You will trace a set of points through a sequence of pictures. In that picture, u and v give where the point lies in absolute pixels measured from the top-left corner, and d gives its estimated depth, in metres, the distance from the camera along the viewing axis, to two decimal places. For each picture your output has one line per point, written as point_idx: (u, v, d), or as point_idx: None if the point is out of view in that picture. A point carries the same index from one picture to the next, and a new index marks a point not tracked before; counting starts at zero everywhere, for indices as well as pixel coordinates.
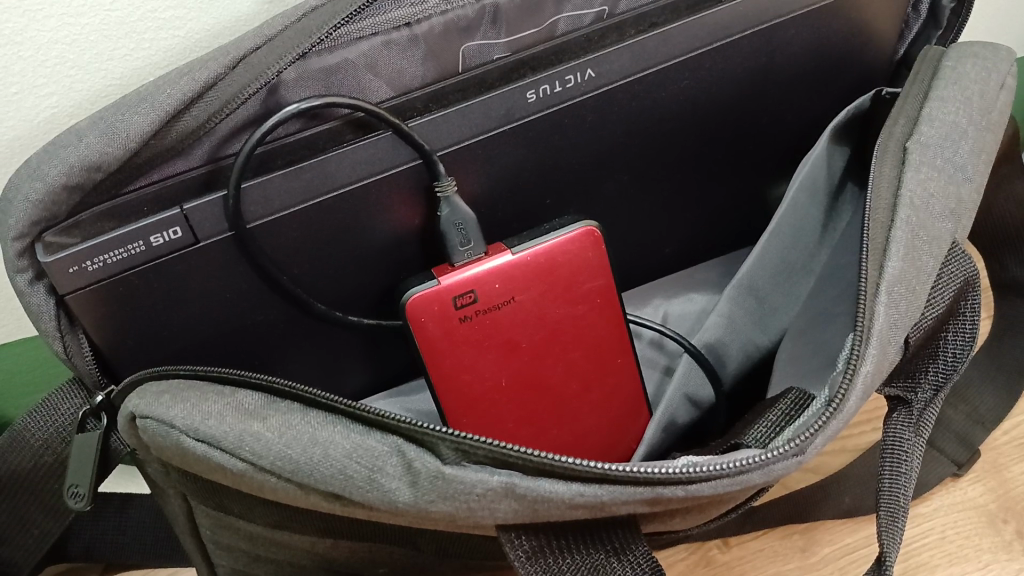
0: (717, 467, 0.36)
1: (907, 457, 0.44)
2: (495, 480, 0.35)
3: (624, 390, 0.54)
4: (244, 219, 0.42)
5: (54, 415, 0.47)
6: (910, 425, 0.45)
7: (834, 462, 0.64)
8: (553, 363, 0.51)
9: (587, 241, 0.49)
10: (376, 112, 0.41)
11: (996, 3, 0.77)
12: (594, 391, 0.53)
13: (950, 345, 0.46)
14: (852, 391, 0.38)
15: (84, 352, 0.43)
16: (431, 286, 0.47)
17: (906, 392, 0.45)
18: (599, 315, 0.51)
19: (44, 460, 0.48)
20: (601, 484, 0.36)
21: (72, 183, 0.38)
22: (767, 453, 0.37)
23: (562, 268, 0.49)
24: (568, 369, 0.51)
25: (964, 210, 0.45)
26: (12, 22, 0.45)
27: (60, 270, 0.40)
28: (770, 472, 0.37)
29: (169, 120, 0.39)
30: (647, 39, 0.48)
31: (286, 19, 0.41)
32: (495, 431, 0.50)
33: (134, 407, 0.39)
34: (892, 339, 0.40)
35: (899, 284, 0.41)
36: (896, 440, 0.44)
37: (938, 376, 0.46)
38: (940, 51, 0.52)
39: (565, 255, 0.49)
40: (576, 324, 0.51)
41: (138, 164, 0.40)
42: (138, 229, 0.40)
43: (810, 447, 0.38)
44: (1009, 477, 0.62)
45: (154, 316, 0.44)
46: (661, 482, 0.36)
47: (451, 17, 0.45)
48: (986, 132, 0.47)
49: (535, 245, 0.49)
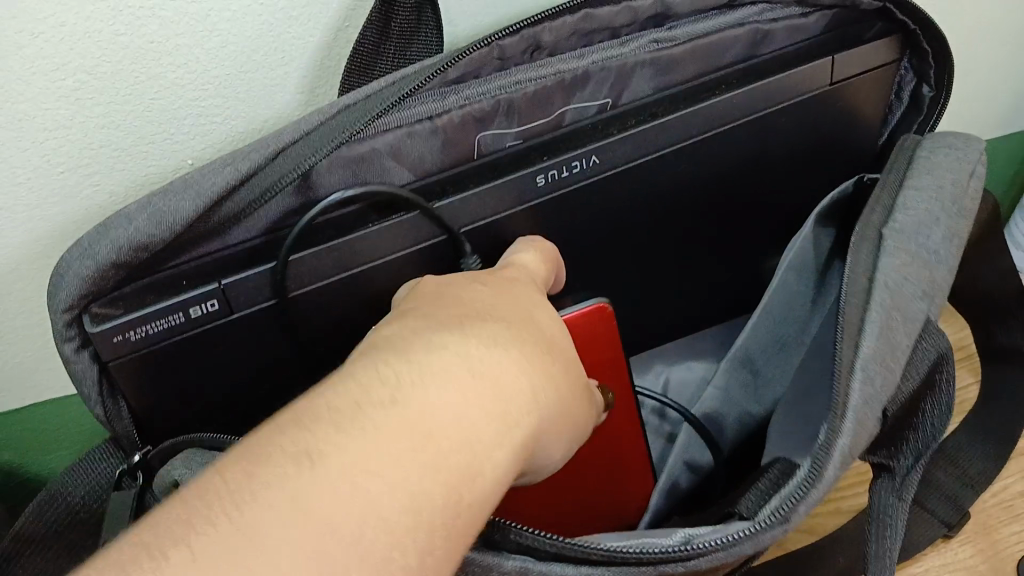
0: (713, 542, 0.40)
1: (892, 522, 0.48)
2: (511, 564, 0.40)
3: (630, 454, 0.57)
4: (287, 289, 0.46)
5: (93, 474, 0.51)
6: (893, 492, 0.49)
7: (830, 523, 0.68)
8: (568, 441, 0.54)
9: (597, 315, 0.51)
10: (408, 195, 0.45)
11: (989, 79, 0.81)
12: (601, 458, 0.55)
13: (930, 414, 0.49)
14: (829, 460, 0.41)
15: (123, 415, 0.47)
16: None
17: (890, 461, 0.49)
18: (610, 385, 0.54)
19: (81, 517, 0.51)
20: (609, 566, 0.40)
21: (120, 261, 0.42)
22: (756, 525, 0.41)
23: (572, 341, 0.51)
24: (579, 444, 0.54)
25: (938, 289, 0.49)
26: (64, 109, 0.50)
27: (105, 338, 0.43)
28: (760, 541, 0.41)
29: (214, 205, 0.43)
30: (646, 129, 0.51)
31: (320, 117, 0.45)
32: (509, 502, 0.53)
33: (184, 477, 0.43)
34: (870, 413, 0.43)
35: (874, 362, 0.44)
36: (883, 507, 0.48)
37: (919, 443, 0.49)
38: (917, 140, 0.56)
39: (575, 328, 0.51)
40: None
41: (183, 241, 0.44)
42: (179, 303, 0.44)
43: (795, 516, 0.41)
44: (999, 538, 0.68)
45: (188, 382, 0.47)
46: (663, 561, 0.40)
47: (470, 110, 0.48)
48: (960, 219, 0.51)
49: None
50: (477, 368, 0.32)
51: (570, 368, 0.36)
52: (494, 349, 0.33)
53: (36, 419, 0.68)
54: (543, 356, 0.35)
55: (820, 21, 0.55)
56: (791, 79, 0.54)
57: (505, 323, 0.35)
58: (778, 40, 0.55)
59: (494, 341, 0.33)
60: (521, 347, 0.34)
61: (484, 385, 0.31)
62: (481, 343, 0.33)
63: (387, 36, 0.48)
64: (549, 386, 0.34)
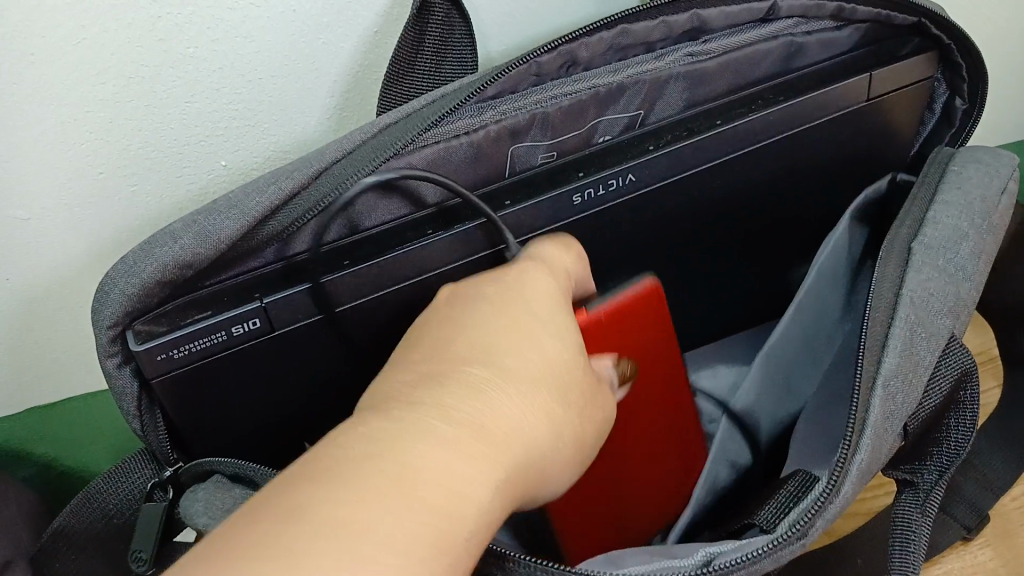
0: (733, 562, 0.40)
1: (917, 534, 0.46)
2: None
3: (673, 431, 0.55)
4: (331, 304, 0.46)
5: (127, 483, 0.51)
6: (918, 505, 0.48)
7: (848, 526, 0.69)
8: (631, 447, 0.53)
9: (651, 291, 0.49)
10: (470, 197, 0.44)
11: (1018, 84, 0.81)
12: (649, 439, 0.54)
13: (953, 430, 0.49)
14: (845, 477, 0.41)
15: (159, 430, 0.47)
16: None
17: (911, 475, 0.48)
18: (665, 373, 0.53)
19: (113, 523, 0.51)
20: None
21: (164, 279, 0.42)
22: (774, 542, 0.41)
23: (630, 318, 0.48)
24: (639, 443, 0.53)
25: (962, 305, 0.49)
26: (104, 114, 0.50)
27: (150, 356, 0.43)
28: (780, 558, 0.41)
29: (256, 225, 0.43)
30: (683, 146, 0.51)
31: (363, 135, 0.45)
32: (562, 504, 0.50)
33: (206, 528, 0.44)
34: (890, 428, 0.43)
35: (896, 377, 0.43)
36: (904, 521, 0.47)
37: (943, 459, 0.48)
38: (950, 153, 0.56)
39: (632, 306, 0.48)
40: (643, 392, 0.52)
41: (225, 259, 0.45)
42: (220, 322, 0.44)
43: (812, 531, 0.41)
44: (1018, 543, 0.69)
45: (227, 399, 0.47)
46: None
47: (505, 125, 0.49)
48: (986, 237, 0.50)
49: (609, 298, 0.47)
50: (483, 419, 0.34)
51: (572, 392, 0.39)
52: (500, 395, 0.35)
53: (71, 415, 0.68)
54: (545, 390, 0.37)
55: (854, 34, 0.55)
56: (828, 95, 0.54)
57: (506, 356, 0.37)
58: (810, 53, 0.55)
59: (504, 388, 0.36)
60: (522, 389, 0.36)
61: (488, 430, 0.34)
62: (484, 389, 0.35)
63: (421, 48, 0.48)
64: (551, 420, 0.37)
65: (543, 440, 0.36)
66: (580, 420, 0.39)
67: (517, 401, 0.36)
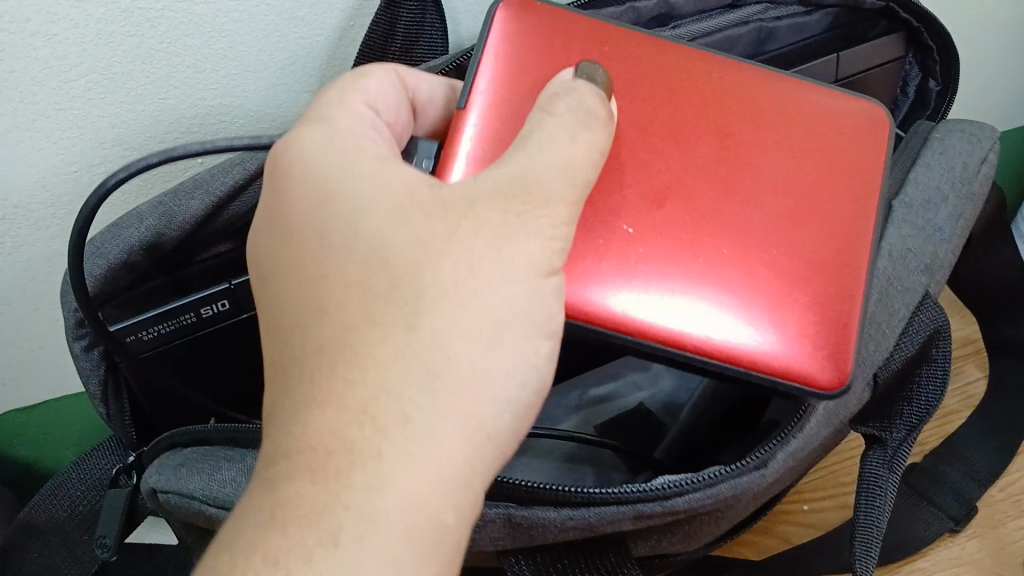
0: (690, 483, 0.41)
1: (882, 491, 0.45)
2: (495, 512, 0.41)
3: (810, 156, 0.41)
4: None
5: (95, 471, 0.55)
6: (884, 463, 0.46)
7: (835, 517, 0.69)
8: (731, 192, 0.40)
9: (513, 23, 0.41)
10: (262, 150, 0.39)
11: (1000, 76, 0.82)
12: (796, 180, 0.41)
13: (924, 387, 0.47)
14: (810, 413, 0.42)
15: (124, 415, 0.47)
16: (467, 153, 0.39)
17: (878, 431, 0.47)
18: (678, 92, 0.41)
19: (79, 510, 0.55)
20: (589, 506, 0.40)
21: (129, 259, 0.43)
22: (732, 468, 0.41)
23: (529, 64, 0.40)
24: (778, 189, 0.40)
25: (941, 265, 0.49)
26: None
27: (122, 336, 0.44)
28: (737, 485, 0.41)
29: (221, 205, 0.44)
30: None
31: None
32: (807, 298, 0.39)
33: (155, 484, 0.45)
34: (859, 374, 0.43)
35: (868, 325, 0.44)
36: (868, 479, 0.46)
37: (912, 416, 0.47)
38: (930, 125, 0.56)
39: (514, 51, 0.40)
40: (664, 141, 0.40)
41: (196, 240, 0.45)
42: (190, 303, 0.45)
43: (772, 462, 0.42)
44: (1005, 534, 0.69)
45: (196, 377, 0.49)
46: (641, 500, 0.40)
47: None
48: (964, 199, 0.51)
49: (484, 58, 0.40)
50: (328, 450, 0.30)
51: (428, 253, 0.32)
52: (336, 392, 0.31)
53: (50, 420, 0.68)
54: (387, 313, 0.32)
55: (824, 18, 0.56)
56: (795, 77, 0.55)
57: (319, 330, 0.32)
58: (781, 38, 0.55)
59: (331, 374, 0.31)
60: (348, 354, 0.31)
61: (357, 419, 0.30)
62: (310, 406, 0.31)
63: (394, 33, 0.48)
64: (414, 348, 0.31)
65: (420, 385, 0.31)
66: (475, 246, 0.33)
67: (355, 376, 0.31)
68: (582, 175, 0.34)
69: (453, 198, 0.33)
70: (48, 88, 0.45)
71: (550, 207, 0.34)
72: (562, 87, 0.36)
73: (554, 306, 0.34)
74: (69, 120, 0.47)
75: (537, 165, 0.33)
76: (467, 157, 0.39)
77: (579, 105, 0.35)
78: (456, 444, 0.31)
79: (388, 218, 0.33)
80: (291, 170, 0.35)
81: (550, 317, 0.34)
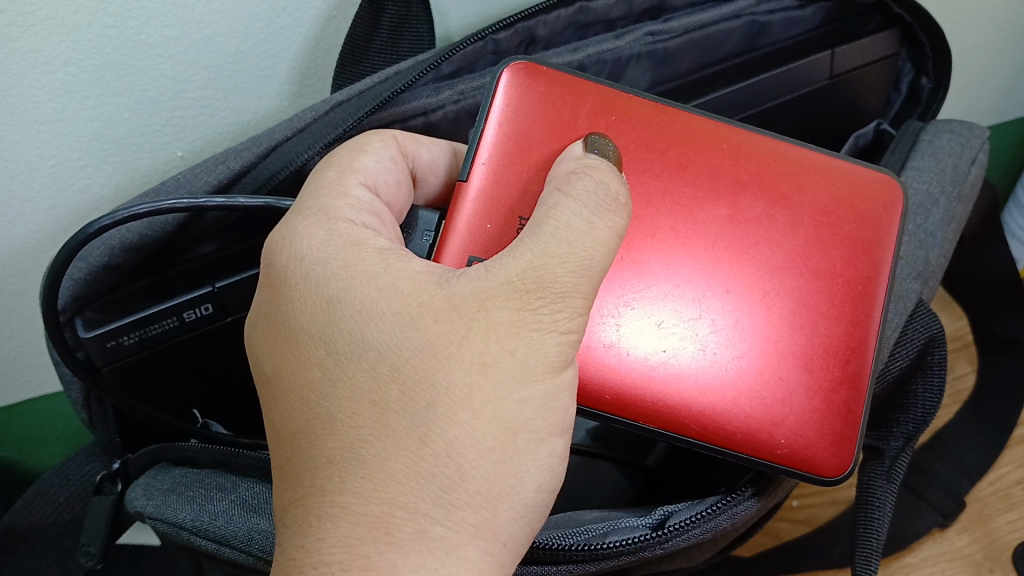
0: (687, 522, 0.40)
1: (878, 504, 0.45)
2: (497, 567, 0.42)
3: (822, 234, 0.40)
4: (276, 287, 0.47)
5: (76, 478, 0.54)
6: (882, 474, 0.46)
7: (823, 515, 0.68)
8: (738, 273, 0.40)
9: (519, 87, 0.39)
10: (248, 204, 0.40)
11: (994, 70, 0.81)
12: (806, 261, 0.40)
13: (920, 397, 0.46)
14: None
15: (107, 420, 0.48)
16: (459, 232, 0.39)
17: (877, 441, 0.46)
18: (687, 157, 0.40)
19: (62, 518, 0.54)
20: (589, 562, 0.40)
21: (111, 262, 0.42)
22: (730, 498, 0.40)
23: (532, 134, 0.39)
24: (787, 270, 0.40)
25: (932, 271, 0.49)
26: None
27: (98, 343, 0.44)
28: (734, 514, 0.40)
29: (195, 216, 0.42)
30: None
31: (315, 113, 0.45)
32: (809, 387, 0.40)
33: (143, 509, 0.44)
34: None
35: None
36: (868, 491, 0.45)
37: (909, 424, 0.46)
38: (919, 126, 0.55)
39: (517, 119, 0.39)
40: (670, 218, 0.40)
41: (180, 244, 0.44)
42: (173, 307, 0.45)
43: (767, 488, 0.41)
44: (994, 528, 0.68)
45: (177, 373, 0.48)
46: (641, 548, 0.39)
47: (463, 106, 0.47)
48: (956, 203, 0.51)
49: (485, 126, 0.39)
50: (342, 567, 0.30)
51: (440, 360, 0.32)
52: (350, 507, 0.31)
53: (22, 421, 0.67)
54: (400, 424, 0.32)
55: (817, 13, 0.55)
56: (790, 73, 0.54)
57: (330, 441, 0.32)
58: (773, 31, 0.54)
59: (342, 490, 0.31)
60: (364, 469, 0.31)
61: (377, 531, 0.30)
62: (323, 521, 0.31)
63: (379, 28, 0.46)
64: (428, 462, 0.31)
65: (435, 499, 0.31)
66: (488, 346, 0.32)
67: (369, 491, 0.31)
68: (599, 264, 0.33)
69: (464, 295, 0.32)
70: (25, 79, 0.44)
71: (566, 299, 0.32)
72: (579, 166, 0.35)
73: (567, 402, 0.34)
74: (46, 113, 0.46)
75: (552, 256, 0.32)
76: (469, 241, 0.39)
77: (598, 184, 0.34)
78: (475, 562, 0.31)
79: (396, 324, 0.32)
80: (300, 269, 0.35)
81: (565, 414, 0.34)
